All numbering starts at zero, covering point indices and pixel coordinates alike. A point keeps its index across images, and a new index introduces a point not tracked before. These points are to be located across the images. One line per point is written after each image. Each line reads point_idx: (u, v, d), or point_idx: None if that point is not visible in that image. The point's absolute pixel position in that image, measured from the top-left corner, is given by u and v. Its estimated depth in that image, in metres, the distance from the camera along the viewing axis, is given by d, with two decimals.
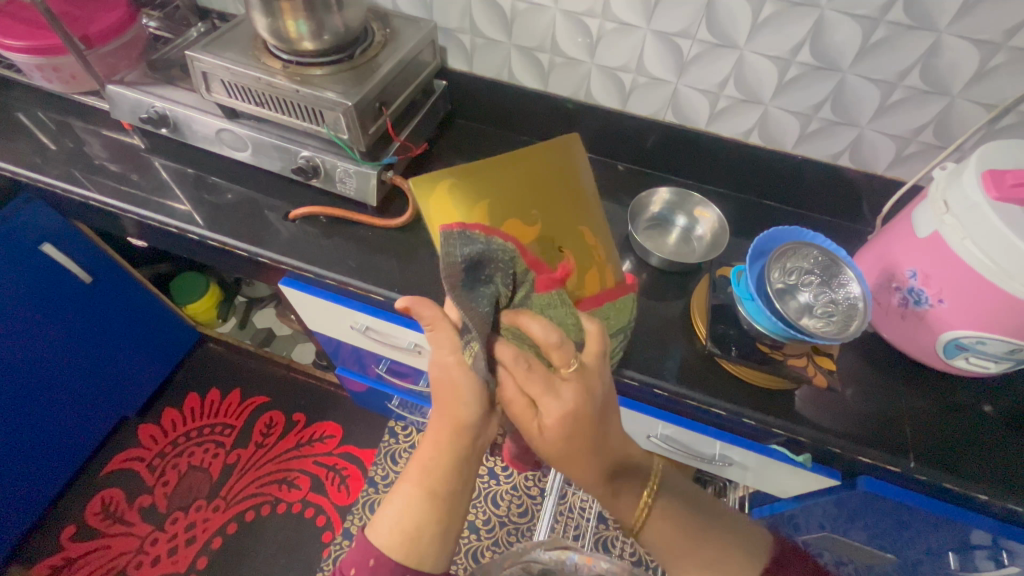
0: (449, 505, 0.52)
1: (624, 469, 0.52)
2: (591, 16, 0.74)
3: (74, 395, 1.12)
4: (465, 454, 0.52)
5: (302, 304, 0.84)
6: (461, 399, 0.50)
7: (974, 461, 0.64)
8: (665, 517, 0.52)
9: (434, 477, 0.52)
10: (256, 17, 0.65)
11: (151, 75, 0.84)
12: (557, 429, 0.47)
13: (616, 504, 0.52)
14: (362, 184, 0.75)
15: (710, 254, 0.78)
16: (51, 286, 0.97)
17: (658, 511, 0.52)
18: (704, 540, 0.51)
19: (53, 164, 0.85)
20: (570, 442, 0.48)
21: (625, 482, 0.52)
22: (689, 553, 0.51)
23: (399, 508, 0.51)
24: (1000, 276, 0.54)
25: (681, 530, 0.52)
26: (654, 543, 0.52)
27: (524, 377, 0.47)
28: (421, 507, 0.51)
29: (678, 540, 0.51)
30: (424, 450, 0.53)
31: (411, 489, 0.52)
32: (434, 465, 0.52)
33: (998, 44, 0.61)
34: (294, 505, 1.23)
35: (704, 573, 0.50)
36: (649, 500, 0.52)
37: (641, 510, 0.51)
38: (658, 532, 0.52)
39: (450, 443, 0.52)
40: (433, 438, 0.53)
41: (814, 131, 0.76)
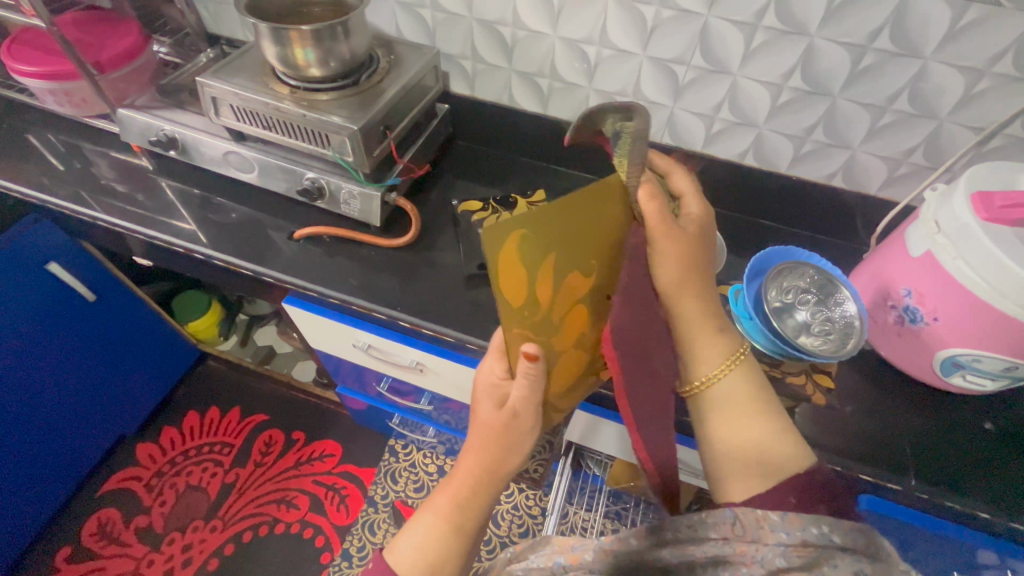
0: (471, 540, 0.50)
1: (727, 322, 0.50)
2: (589, 42, 0.76)
3: (75, 414, 1.12)
4: (496, 494, 0.50)
5: (306, 324, 0.85)
6: (525, 433, 0.48)
7: (975, 478, 0.64)
8: (740, 377, 0.48)
9: (465, 514, 0.49)
10: (265, 45, 0.67)
11: (161, 99, 0.86)
12: (675, 259, 0.47)
13: (701, 351, 0.49)
14: (365, 205, 0.77)
15: (710, 271, 0.76)
16: (55, 305, 0.98)
17: (733, 373, 0.48)
18: (761, 413, 0.47)
19: (62, 185, 0.86)
20: (683, 274, 0.47)
21: (717, 338, 0.49)
22: (738, 428, 0.46)
23: (419, 538, 0.49)
24: (992, 295, 0.55)
25: (748, 409, 0.47)
26: (711, 410, 0.48)
27: (655, 233, 0.45)
28: (446, 539, 0.48)
29: (745, 400, 0.48)
30: (456, 482, 0.50)
31: (435, 519, 0.49)
32: (467, 501, 0.49)
33: (983, 71, 0.62)
34: (293, 525, 1.22)
35: (749, 456, 0.45)
36: (733, 364, 0.48)
37: (725, 365, 0.48)
38: (728, 415, 0.47)
39: (487, 485, 0.49)
40: (467, 472, 0.49)
41: (807, 152, 0.78)
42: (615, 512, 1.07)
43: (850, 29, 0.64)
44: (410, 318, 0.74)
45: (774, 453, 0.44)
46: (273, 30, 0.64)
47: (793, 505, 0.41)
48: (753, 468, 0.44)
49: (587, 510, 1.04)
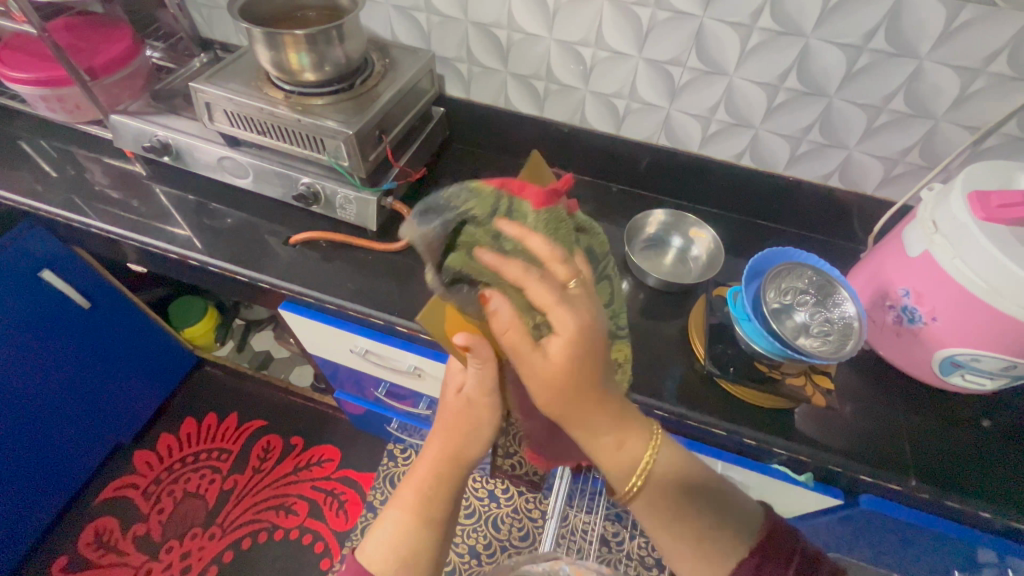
0: (441, 532, 0.54)
1: (631, 418, 0.47)
2: (585, 45, 0.76)
3: (70, 422, 1.11)
4: (460, 487, 0.56)
5: (302, 328, 0.84)
6: (482, 424, 0.54)
7: (975, 478, 0.64)
8: (668, 464, 0.47)
9: (432, 505, 0.54)
10: (259, 50, 0.67)
11: (154, 105, 0.86)
12: (559, 364, 0.42)
13: (618, 454, 0.47)
14: (362, 210, 0.76)
15: (706, 274, 0.79)
16: (49, 312, 0.97)
17: (656, 476, 0.46)
18: (693, 505, 0.46)
19: (55, 192, 0.85)
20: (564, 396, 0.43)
21: (630, 429, 0.47)
22: (674, 517, 0.46)
23: (388, 532, 0.53)
24: (990, 294, 0.55)
25: (677, 505, 0.46)
26: (647, 514, 0.47)
27: (521, 332, 0.42)
28: (415, 529, 0.53)
29: (672, 477, 0.47)
30: (420, 475, 0.55)
31: (402, 514, 0.53)
32: (433, 491, 0.54)
33: (978, 70, 0.63)
34: (292, 531, 1.21)
35: (692, 551, 0.45)
36: (654, 455, 0.46)
37: (647, 462, 0.46)
38: (657, 502, 0.46)
39: (450, 472, 0.54)
40: (432, 465, 0.55)
41: (804, 152, 0.78)
42: (615, 514, 1.06)
43: (845, 30, 0.64)
44: (409, 323, 0.73)
45: (714, 542, 0.45)
46: (267, 35, 0.64)
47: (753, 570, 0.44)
48: (698, 562, 0.45)
49: (587, 513, 1.03)
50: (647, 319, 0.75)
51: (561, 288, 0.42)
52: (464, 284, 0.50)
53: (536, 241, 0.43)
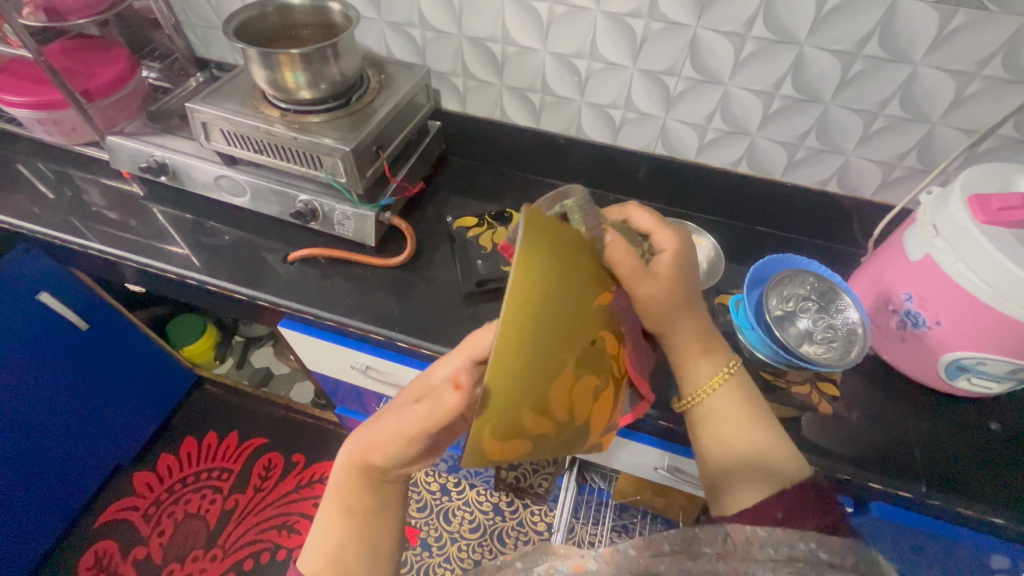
0: (372, 526, 0.50)
1: (716, 342, 0.54)
2: (579, 57, 0.77)
3: (68, 445, 1.10)
4: (385, 478, 0.51)
5: (301, 345, 0.84)
6: (435, 424, 0.45)
7: (986, 483, 0.63)
8: (734, 392, 0.51)
9: (351, 495, 0.50)
10: (255, 69, 0.67)
11: (151, 125, 0.86)
12: (668, 281, 0.47)
13: (690, 370, 0.53)
14: (360, 225, 0.76)
15: (708, 280, 0.77)
16: (47, 336, 0.96)
17: (726, 388, 0.52)
18: (752, 428, 0.49)
19: (52, 214, 0.85)
20: (678, 304, 0.49)
21: (710, 352, 0.53)
22: (733, 443, 0.49)
23: (320, 532, 0.50)
24: (995, 298, 0.54)
25: (739, 420, 0.50)
26: (706, 426, 0.51)
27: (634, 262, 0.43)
28: (341, 524, 0.49)
29: (735, 419, 0.50)
30: (340, 468, 0.51)
31: (332, 507, 0.50)
32: (357, 486, 0.50)
33: (973, 74, 0.63)
34: (294, 551, 1.19)
35: (743, 472, 0.47)
36: (725, 378, 0.52)
37: (714, 381, 0.52)
38: (720, 432, 0.50)
39: (372, 468, 0.50)
40: (353, 464, 0.51)
41: (801, 158, 0.78)
42: (621, 526, 1.05)
43: (839, 37, 0.64)
44: (409, 338, 0.72)
45: (760, 470, 0.47)
46: (262, 55, 0.64)
47: (780, 519, 0.42)
48: (748, 484, 0.46)
49: (594, 525, 1.02)
50: None
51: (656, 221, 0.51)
52: (509, 379, 0.32)
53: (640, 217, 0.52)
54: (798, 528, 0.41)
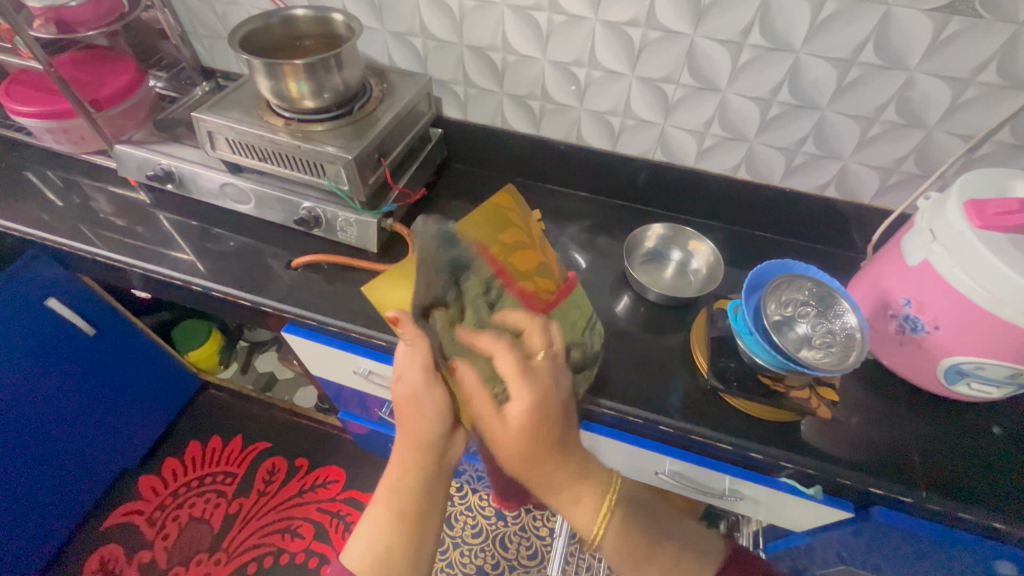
0: (419, 526, 0.51)
1: (592, 466, 0.51)
2: (578, 65, 0.77)
3: (75, 450, 1.11)
4: (432, 471, 0.53)
5: (304, 350, 0.85)
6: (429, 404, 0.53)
7: (985, 487, 0.63)
8: (623, 521, 0.50)
9: (401, 497, 0.52)
10: (259, 79, 0.68)
11: (157, 134, 0.87)
12: (518, 432, 0.48)
13: (576, 512, 0.50)
14: (362, 232, 0.77)
15: (707, 288, 0.79)
16: (54, 341, 0.98)
17: (616, 529, 0.50)
18: (665, 555, 0.51)
19: (61, 221, 0.87)
20: (536, 442, 0.48)
21: (583, 482, 0.50)
22: (646, 561, 0.51)
23: (367, 532, 0.51)
24: (992, 302, 0.54)
25: (638, 553, 0.50)
26: (616, 550, 0.51)
27: (485, 400, 0.50)
28: (391, 528, 0.51)
29: (642, 554, 0.51)
30: (390, 473, 0.53)
31: (379, 511, 0.52)
32: (401, 484, 0.52)
33: (968, 80, 0.63)
34: (298, 555, 1.20)
35: None
36: (610, 506, 0.50)
37: (601, 521, 0.49)
38: (628, 549, 0.50)
39: (414, 460, 0.53)
40: (398, 458, 0.54)
41: (800, 164, 0.79)
42: None
43: (836, 44, 0.65)
44: None
45: (685, 572, 0.50)
46: (267, 65, 0.65)
47: None
48: None
49: None
50: (648, 334, 0.76)
51: (526, 360, 0.50)
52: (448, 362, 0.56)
53: (512, 313, 0.54)
54: None
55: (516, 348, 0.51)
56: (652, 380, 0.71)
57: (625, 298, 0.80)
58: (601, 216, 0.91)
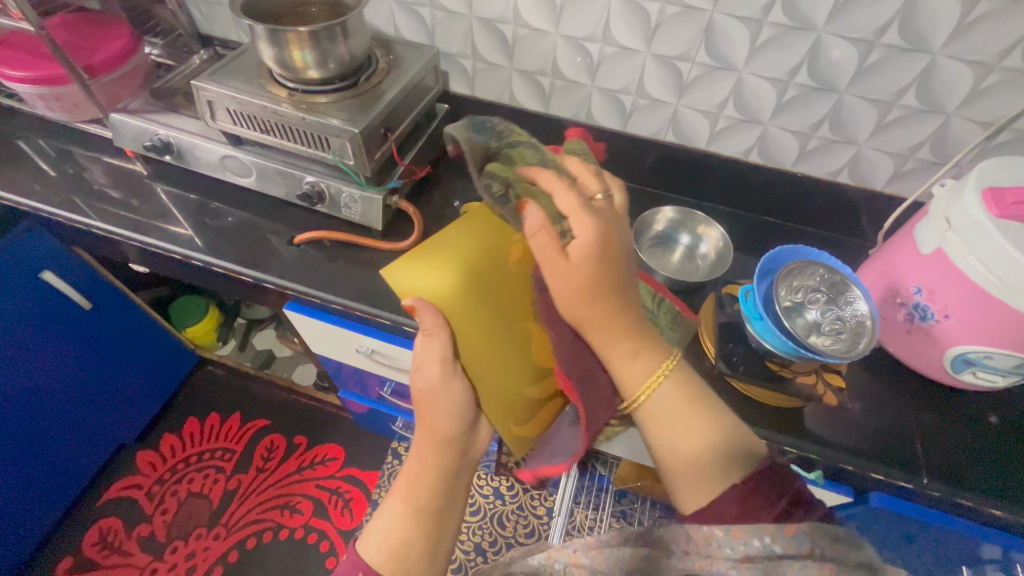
0: (437, 521, 0.52)
1: (649, 340, 0.50)
2: (592, 40, 0.75)
3: (71, 423, 1.10)
4: (452, 468, 0.54)
5: (305, 328, 0.84)
6: (445, 398, 0.52)
7: (984, 474, 0.64)
8: (674, 388, 0.49)
9: (420, 493, 0.53)
10: (262, 47, 0.65)
11: (154, 103, 0.84)
12: (581, 268, 0.46)
13: (626, 374, 0.49)
14: (367, 209, 0.75)
15: (715, 272, 0.78)
16: (50, 314, 0.96)
17: (669, 382, 0.49)
18: (699, 429, 0.47)
19: (55, 191, 0.84)
20: (594, 301, 0.47)
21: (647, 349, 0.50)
22: (682, 433, 0.47)
23: (386, 525, 0.52)
24: (1005, 291, 0.54)
25: (686, 421, 0.48)
26: (653, 421, 0.49)
27: (550, 236, 0.45)
28: (410, 522, 0.51)
29: (679, 421, 0.48)
30: (411, 468, 0.54)
31: (399, 506, 0.53)
32: (420, 481, 0.53)
33: (992, 65, 0.62)
34: (297, 530, 1.21)
35: (694, 473, 0.46)
36: (666, 371, 0.49)
37: (652, 381, 0.49)
38: (664, 428, 0.48)
39: (434, 457, 0.54)
40: (418, 455, 0.55)
41: (813, 148, 0.77)
42: (620, 511, 1.06)
43: (858, 24, 0.63)
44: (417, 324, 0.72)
45: (717, 469, 0.45)
46: (270, 32, 0.63)
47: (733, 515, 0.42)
48: (706, 483, 0.45)
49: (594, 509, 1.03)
50: None
51: (584, 200, 0.47)
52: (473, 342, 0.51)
53: (560, 191, 0.47)
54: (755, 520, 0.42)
55: (576, 189, 0.48)
56: None
57: None
58: None
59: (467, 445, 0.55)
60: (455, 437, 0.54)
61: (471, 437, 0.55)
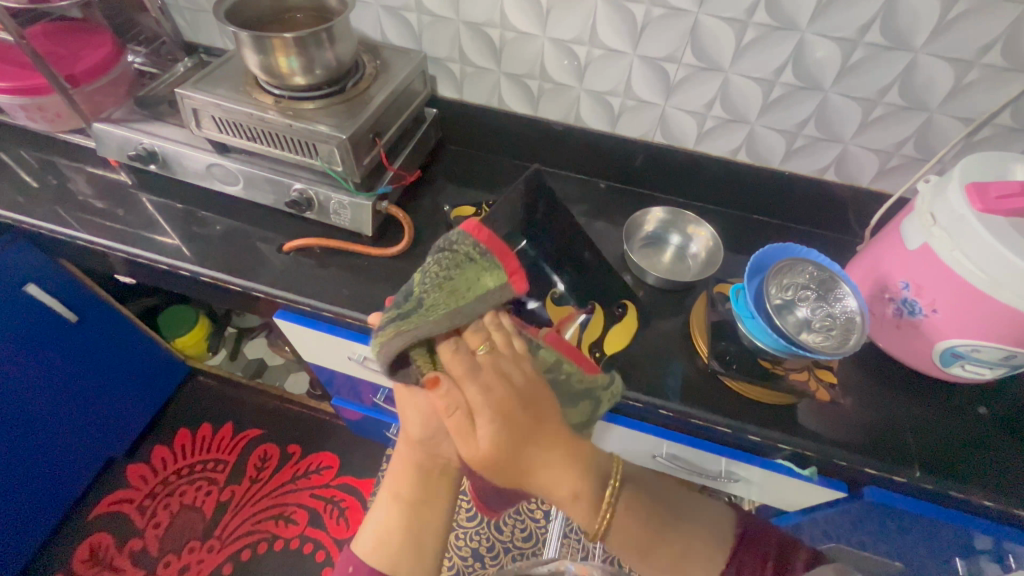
0: (418, 521, 0.52)
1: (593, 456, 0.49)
2: (579, 43, 0.75)
3: (60, 438, 1.08)
4: (425, 472, 0.53)
5: (296, 335, 0.83)
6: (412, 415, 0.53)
7: (977, 467, 0.64)
8: (628, 512, 0.48)
9: (402, 485, 0.53)
10: (247, 53, 0.65)
11: (138, 112, 0.83)
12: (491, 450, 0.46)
13: (574, 507, 0.47)
14: (357, 215, 0.75)
15: (705, 272, 0.79)
16: (37, 328, 0.95)
17: (621, 517, 0.48)
18: (689, 541, 0.50)
19: (39, 204, 0.83)
20: (518, 450, 0.46)
21: (576, 470, 0.47)
22: (655, 529, 0.50)
23: (376, 516, 0.53)
24: (990, 285, 0.55)
25: (646, 516, 0.49)
26: (618, 544, 0.49)
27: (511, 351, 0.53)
28: (395, 516, 0.53)
29: (646, 540, 0.49)
30: (395, 466, 0.55)
31: (388, 500, 0.54)
32: (401, 475, 0.54)
33: (973, 62, 0.63)
34: (292, 541, 1.19)
35: (675, 568, 0.50)
36: (614, 494, 0.47)
37: (605, 511, 0.47)
38: (625, 536, 0.48)
39: (408, 454, 0.54)
40: (401, 454, 0.55)
41: (800, 147, 0.78)
42: None
43: (841, 23, 0.64)
44: None
45: (691, 558, 0.50)
46: (255, 38, 0.62)
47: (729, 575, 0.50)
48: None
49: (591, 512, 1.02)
50: (648, 318, 0.75)
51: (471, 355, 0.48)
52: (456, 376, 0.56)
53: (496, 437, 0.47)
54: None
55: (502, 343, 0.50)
56: (653, 365, 0.70)
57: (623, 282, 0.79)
58: (598, 199, 0.90)
59: (438, 451, 0.53)
60: (422, 443, 0.53)
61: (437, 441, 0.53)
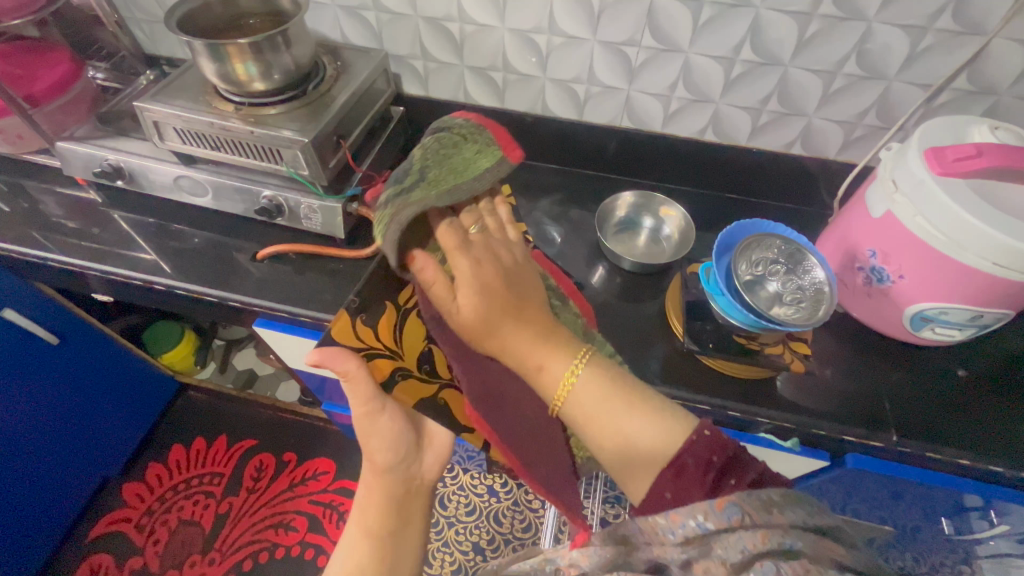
0: (391, 545, 0.53)
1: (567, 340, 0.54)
2: (539, 32, 0.75)
3: (51, 462, 1.08)
4: (397, 493, 0.55)
5: (276, 343, 0.82)
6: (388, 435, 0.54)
7: (954, 427, 0.65)
8: (590, 380, 0.50)
9: (370, 517, 0.54)
10: (202, 62, 0.64)
11: (102, 128, 0.82)
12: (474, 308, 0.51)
13: (542, 379, 0.52)
14: (328, 218, 0.75)
15: (679, 253, 0.79)
16: (19, 354, 0.94)
17: (587, 372, 0.51)
18: (634, 414, 0.48)
19: (9, 227, 0.82)
20: (489, 297, 0.52)
21: (558, 349, 0.53)
22: (614, 412, 0.49)
23: (344, 553, 0.53)
24: (952, 247, 0.55)
25: (610, 391, 0.50)
26: (580, 422, 0.50)
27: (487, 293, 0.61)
28: (364, 547, 0.52)
29: (605, 409, 0.49)
30: (361, 500, 0.55)
31: (355, 534, 0.53)
32: (369, 507, 0.54)
33: (925, 28, 0.64)
34: (293, 548, 1.20)
35: (622, 446, 0.47)
36: (576, 370, 0.51)
37: (567, 379, 0.50)
38: (587, 402, 0.50)
39: (376, 481, 0.55)
40: (367, 484, 0.56)
41: (765, 123, 0.78)
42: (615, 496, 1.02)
43: None
44: None
45: (642, 434, 0.47)
46: (209, 46, 0.62)
47: (669, 498, 0.44)
48: (640, 468, 0.47)
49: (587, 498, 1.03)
50: (625, 302, 0.76)
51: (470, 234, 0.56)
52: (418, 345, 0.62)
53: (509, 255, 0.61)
54: (689, 494, 0.43)
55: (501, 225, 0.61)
56: (632, 349, 0.71)
57: (600, 268, 0.80)
58: (572, 187, 0.90)
59: (410, 471, 0.56)
60: (393, 464, 0.55)
61: (414, 461, 0.56)
